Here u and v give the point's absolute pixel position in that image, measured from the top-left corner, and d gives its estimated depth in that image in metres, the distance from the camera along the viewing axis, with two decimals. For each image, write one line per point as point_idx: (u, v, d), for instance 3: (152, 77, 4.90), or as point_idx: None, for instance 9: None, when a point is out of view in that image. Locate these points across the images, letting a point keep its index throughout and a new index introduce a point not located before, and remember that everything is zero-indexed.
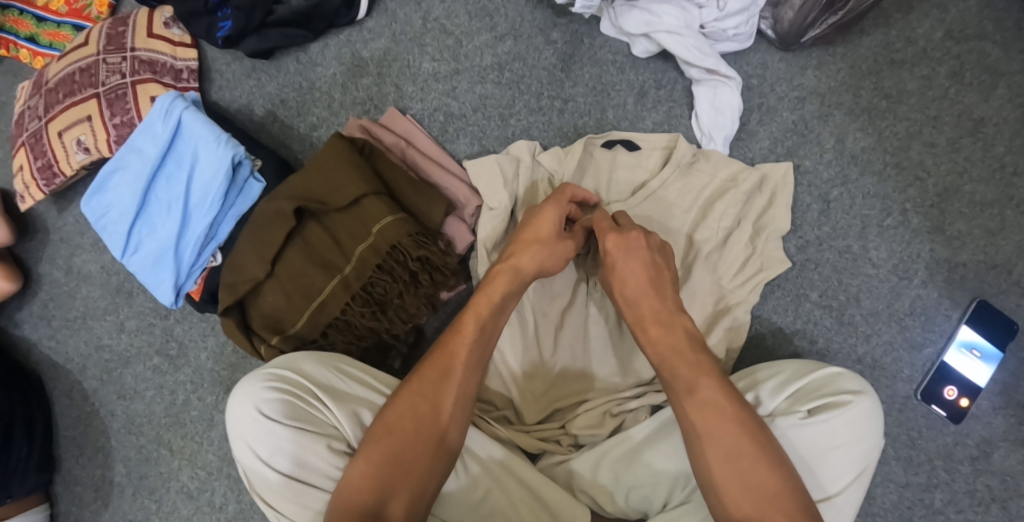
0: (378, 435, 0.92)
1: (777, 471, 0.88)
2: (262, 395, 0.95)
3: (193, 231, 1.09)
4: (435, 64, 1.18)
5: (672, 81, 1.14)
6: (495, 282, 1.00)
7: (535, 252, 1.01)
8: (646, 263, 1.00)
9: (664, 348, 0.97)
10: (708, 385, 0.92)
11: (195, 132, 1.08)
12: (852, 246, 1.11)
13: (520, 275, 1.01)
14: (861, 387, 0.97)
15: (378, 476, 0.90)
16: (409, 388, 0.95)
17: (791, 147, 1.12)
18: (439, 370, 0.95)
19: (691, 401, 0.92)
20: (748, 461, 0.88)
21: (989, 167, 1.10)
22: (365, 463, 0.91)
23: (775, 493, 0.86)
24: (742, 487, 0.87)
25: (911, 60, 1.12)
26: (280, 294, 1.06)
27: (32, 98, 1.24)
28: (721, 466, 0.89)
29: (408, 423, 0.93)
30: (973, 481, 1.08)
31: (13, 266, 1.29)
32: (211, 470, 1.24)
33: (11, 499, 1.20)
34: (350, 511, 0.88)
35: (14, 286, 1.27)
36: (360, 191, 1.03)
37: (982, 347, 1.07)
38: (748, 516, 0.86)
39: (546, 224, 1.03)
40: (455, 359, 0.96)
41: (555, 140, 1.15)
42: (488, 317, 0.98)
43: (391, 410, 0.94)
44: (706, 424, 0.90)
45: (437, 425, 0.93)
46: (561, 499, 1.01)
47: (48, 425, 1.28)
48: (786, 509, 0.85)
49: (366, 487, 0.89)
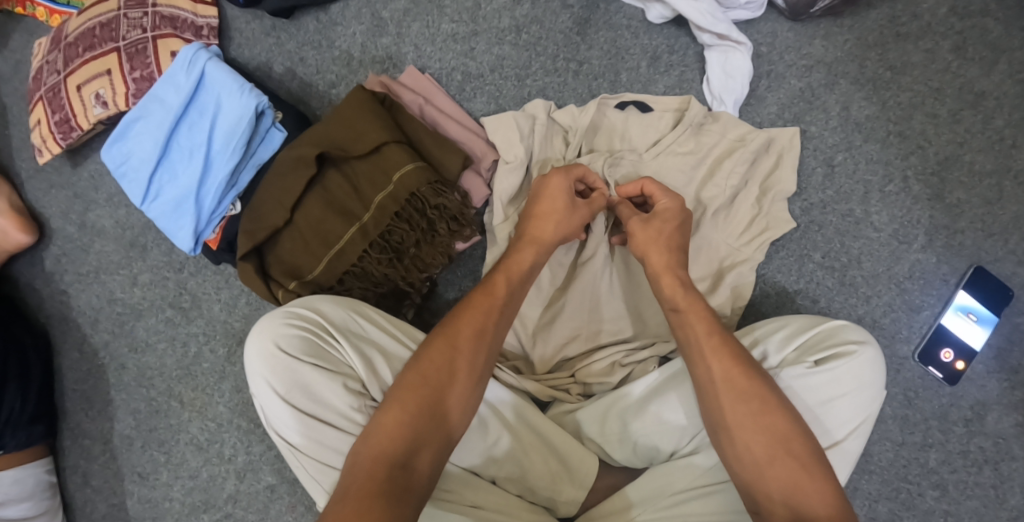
0: (411, 385, 0.94)
1: (790, 416, 0.92)
2: (281, 331, 0.98)
3: (213, 178, 1.11)
4: (454, 26, 1.21)
5: (684, 46, 1.18)
6: (522, 253, 1.04)
7: (556, 223, 1.05)
8: (670, 233, 1.03)
9: (684, 302, 1.01)
10: (725, 334, 0.98)
11: (218, 82, 1.11)
12: (854, 210, 1.14)
13: (544, 246, 1.05)
14: (864, 337, 1.00)
15: (409, 425, 0.91)
16: (443, 339, 0.97)
17: (798, 113, 1.16)
18: (470, 326, 0.98)
19: (706, 343, 0.97)
20: (758, 404, 0.93)
21: (989, 138, 1.13)
22: (397, 411, 0.92)
23: (785, 437, 0.91)
24: (753, 429, 0.92)
25: (915, 33, 1.15)
26: (299, 242, 1.10)
27: (51, 53, 1.26)
28: (735, 408, 0.93)
29: (441, 374, 0.94)
30: (967, 442, 1.12)
31: (30, 219, 1.30)
32: (221, 422, 1.26)
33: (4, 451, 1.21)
34: (378, 458, 0.89)
35: (29, 239, 1.29)
36: (383, 139, 1.07)
37: (978, 311, 1.11)
38: (756, 459, 0.91)
39: (557, 193, 1.06)
40: (484, 316, 0.99)
41: (569, 100, 1.19)
42: (515, 281, 1.03)
43: (422, 362, 0.95)
44: (723, 369, 0.95)
45: (463, 379, 0.95)
46: (570, 446, 1.06)
47: (47, 378, 1.29)
48: (795, 452, 0.90)
49: (396, 434, 0.90)
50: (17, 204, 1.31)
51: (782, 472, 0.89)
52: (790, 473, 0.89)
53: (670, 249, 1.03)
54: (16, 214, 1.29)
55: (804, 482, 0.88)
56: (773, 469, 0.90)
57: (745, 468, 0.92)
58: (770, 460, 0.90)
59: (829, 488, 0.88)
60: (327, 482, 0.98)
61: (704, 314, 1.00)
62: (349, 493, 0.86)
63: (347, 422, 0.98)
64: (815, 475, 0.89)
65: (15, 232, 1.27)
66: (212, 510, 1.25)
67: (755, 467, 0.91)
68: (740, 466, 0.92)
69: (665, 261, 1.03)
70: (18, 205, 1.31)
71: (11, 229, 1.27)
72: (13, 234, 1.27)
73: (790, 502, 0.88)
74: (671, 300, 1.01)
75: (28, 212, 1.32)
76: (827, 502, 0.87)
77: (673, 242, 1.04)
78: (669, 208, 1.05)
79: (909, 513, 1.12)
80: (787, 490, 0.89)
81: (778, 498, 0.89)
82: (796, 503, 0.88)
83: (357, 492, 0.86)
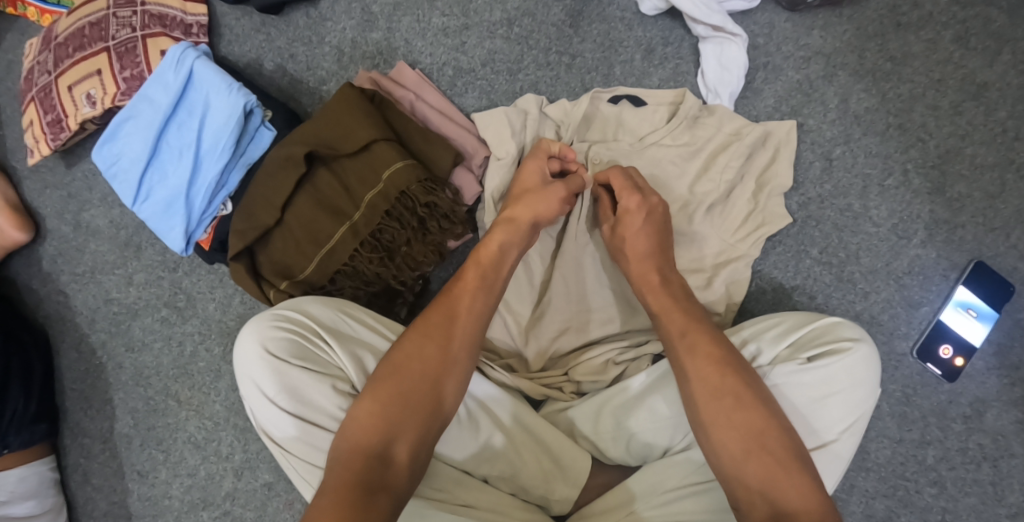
0: (385, 375, 0.93)
1: (760, 409, 0.91)
2: (268, 334, 0.98)
3: (203, 178, 1.11)
4: (445, 20, 1.19)
5: (679, 38, 1.16)
6: (494, 234, 1.03)
7: (527, 203, 1.04)
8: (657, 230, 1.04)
9: (663, 298, 1.01)
10: (700, 332, 0.96)
11: (206, 81, 1.10)
12: (852, 204, 1.12)
13: (517, 226, 1.03)
14: (860, 335, 0.99)
15: (384, 416, 0.91)
16: (417, 330, 0.96)
17: (796, 106, 1.13)
18: (446, 315, 0.97)
19: (680, 343, 0.97)
20: (732, 400, 0.91)
21: (991, 131, 1.11)
22: (371, 403, 0.92)
23: (760, 430, 0.90)
24: (728, 425, 0.91)
25: (916, 23, 1.12)
26: (290, 242, 1.09)
27: (41, 53, 1.25)
28: (708, 403, 0.92)
29: (415, 364, 0.93)
30: (966, 440, 1.10)
31: (27, 217, 1.31)
32: (218, 421, 1.26)
33: (9, 450, 1.22)
34: (356, 450, 0.89)
35: (26, 237, 1.29)
36: (372, 137, 1.06)
37: (978, 307, 1.09)
38: (732, 455, 0.90)
39: (531, 177, 1.06)
40: (458, 303, 0.98)
41: (562, 94, 1.17)
42: (490, 266, 1.01)
43: (395, 353, 0.95)
44: (698, 367, 0.94)
45: (439, 367, 0.94)
46: (563, 445, 1.06)
47: (47, 378, 1.30)
48: (771, 447, 0.89)
49: (371, 426, 0.90)
50: (14, 201, 1.31)
51: (757, 467, 0.88)
52: (767, 469, 0.88)
53: (643, 236, 1.04)
54: (11, 212, 1.29)
55: (780, 474, 0.88)
56: (748, 464, 0.89)
57: (723, 462, 0.91)
58: (746, 454, 0.89)
59: (807, 483, 0.87)
60: (318, 483, 0.99)
61: (681, 310, 0.99)
62: (328, 486, 0.87)
63: (338, 425, 0.98)
64: (791, 468, 0.88)
65: (12, 230, 1.28)
66: (210, 508, 1.26)
67: (731, 462, 0.90)
68: (719, 461, 0.91)
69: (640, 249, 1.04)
70: (15, 201, 1.31)
71: (7, 227, 1.27)
72: (10, 231, 1.28)
73: (767, 494, 0.87)
74: (646, 305, 1.02)
75: (24, 210, 1.32)
76: (804, 494, 0.87)
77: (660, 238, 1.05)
78: (629, 209, 1.04)
79: (907, 510, 1.11)
80: (764, 481, 0.88)
81: (756, 491, 0.88)
82: (773, 495, 0.87)
83: (335, 486, 0.86)
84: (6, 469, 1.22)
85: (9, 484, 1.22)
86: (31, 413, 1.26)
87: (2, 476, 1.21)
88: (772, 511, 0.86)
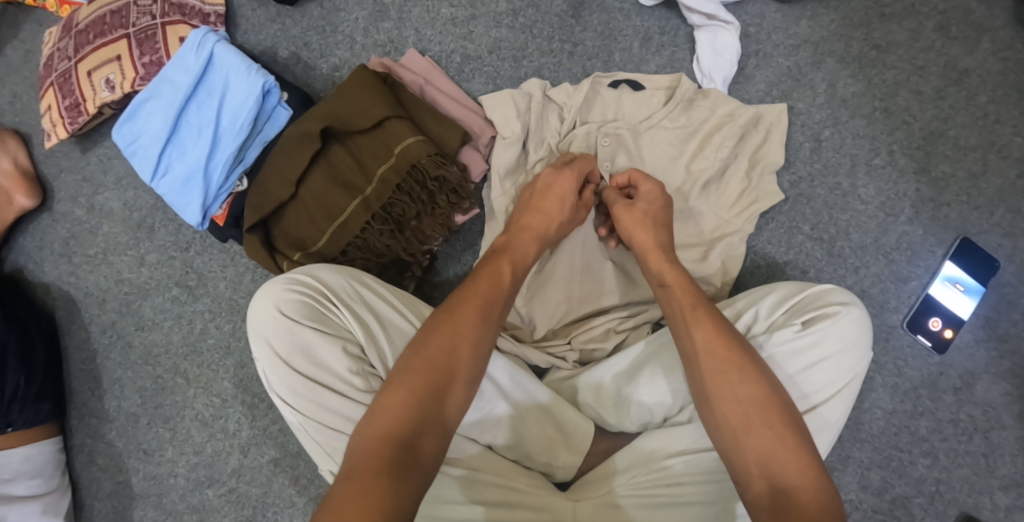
0: (416, 368, 0.93)
1: (763, 383, 0.93)
2: (282, 296, 1.02)
3: (220, 154, 1.15)
4: (453, 10, 1.25)
5: (675, 27, 1.22)
6: (524, 241, 1.08)
7: (556, 221, 1.10)
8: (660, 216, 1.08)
9: (668, 272, 1.04)
10: (712, 309, 0.99)
11: (226, 63, 1.16)
12: (842, 183, 1.18)
13: (546, 239, 1.09)
14: (849, 299, 1.02)
15: (416, 407, 0.91)
16: (448, 322, 0.97)
17: (786, 91, 1.20)
18: (472, 311, 0.98)
19: (689, 315, 0.99)
20: (737, 373, 0.94)
21: (973, 114, 1.17)
22: (402, 393, 0.92)
23: (763, 405, 0.92)
24: (731, 399, 0.93)
25: (899, 14, 1.19)
26: (304, 215, 1.14)
27: (62, 40, 1.30)
28: (714, 377, 0.94)
29: (447, 359, 0.94)
30: (957, 411, 1.14)
31: (33, 178, 1.35)
32: (225, 398, 1.29)
33: (12, 428, 1.23)
34: (384, 439, 0.89)
35: (31, 203, 1.33)
36: (385, 114, 1.11)
37: (964, 281, 1.14)
38: (733, 428, 0.92)
39: (566, 189, 1.10)
40: (486, 300, 1.00)
41: (564, 80, 1.23)
42: (519, 271, 1.06)
43: (427, 346, 0.95)
44: (705, 338, 0.96)
45: (468, 363, 0.95)
46: (568, 412, 1.09)
47: (50, 359, 1.31)
48: (770, 421, 0.91)
49: (402, 416, 0.90)
50: (24, 167, 1.35)
51: (757, 439, 0.90)
52: (770, 441, 0.90)
53: (656, 227, 1.07)
54: (20, 177, 1.33)
55: (780, 450, 0.89)
56: (750, 437, 0.91)
57: (723, 434, 0.93)
58: (747, 427, 0.91)
59: (806, 459, 0.89)
60: (326, 443, 1.01)
61: (688, 288, 1.02)
62: (354, 472, 0.87)
63: (346, 385, 1.00)
64: (792, 444, 0.90)
65: (17, 195, 1.32)
66: (216, 485, 1.28)
67: (731, 434, 0.92)
68: (719, 434, 0.93)
69: (653, 238, 1.06)
70: (26, 166, 1.36)
71: (14, 195, 1.32)
72: (17, 199, 1.32)
73: (768, 470, 0.89)
74: (660, 276, 1.04)
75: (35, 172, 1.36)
76: (803, 471, 0.88)
77: (659, 222, 1.08)
78: (648, 194, 1.09)
79: (901, 480, 1.15)
80: (763, 457, 0.89)
81: (756, 467, 0.90)
82: (773, 472, 0.89)
83: (360, 472, 0.86)
84: (9, 448, 1.23)
85: (13, 463, 1.23)
86: (33, 392, 1.27)
87: (6, 455, 1.22)
88: (771, 486, 0.88)
